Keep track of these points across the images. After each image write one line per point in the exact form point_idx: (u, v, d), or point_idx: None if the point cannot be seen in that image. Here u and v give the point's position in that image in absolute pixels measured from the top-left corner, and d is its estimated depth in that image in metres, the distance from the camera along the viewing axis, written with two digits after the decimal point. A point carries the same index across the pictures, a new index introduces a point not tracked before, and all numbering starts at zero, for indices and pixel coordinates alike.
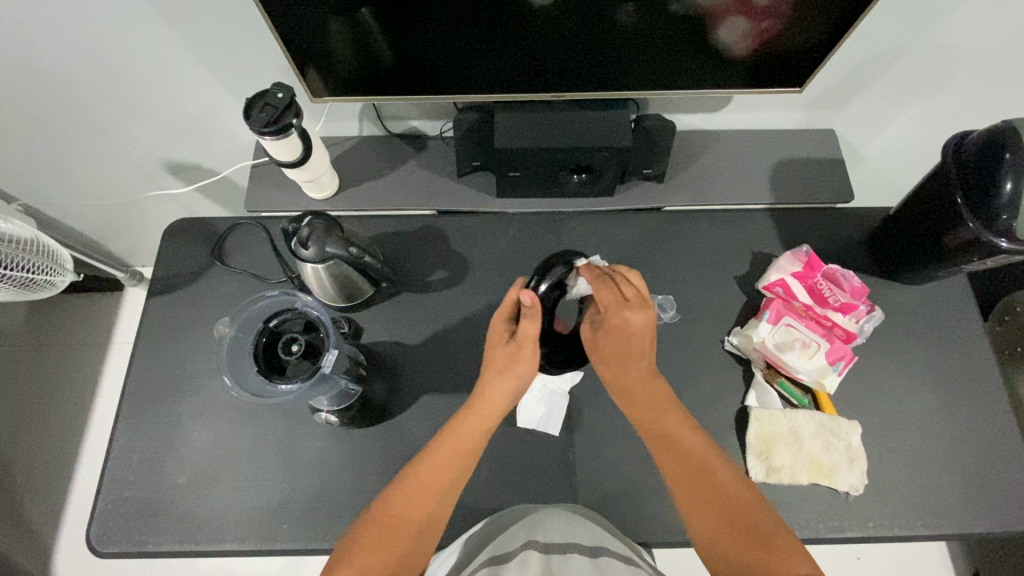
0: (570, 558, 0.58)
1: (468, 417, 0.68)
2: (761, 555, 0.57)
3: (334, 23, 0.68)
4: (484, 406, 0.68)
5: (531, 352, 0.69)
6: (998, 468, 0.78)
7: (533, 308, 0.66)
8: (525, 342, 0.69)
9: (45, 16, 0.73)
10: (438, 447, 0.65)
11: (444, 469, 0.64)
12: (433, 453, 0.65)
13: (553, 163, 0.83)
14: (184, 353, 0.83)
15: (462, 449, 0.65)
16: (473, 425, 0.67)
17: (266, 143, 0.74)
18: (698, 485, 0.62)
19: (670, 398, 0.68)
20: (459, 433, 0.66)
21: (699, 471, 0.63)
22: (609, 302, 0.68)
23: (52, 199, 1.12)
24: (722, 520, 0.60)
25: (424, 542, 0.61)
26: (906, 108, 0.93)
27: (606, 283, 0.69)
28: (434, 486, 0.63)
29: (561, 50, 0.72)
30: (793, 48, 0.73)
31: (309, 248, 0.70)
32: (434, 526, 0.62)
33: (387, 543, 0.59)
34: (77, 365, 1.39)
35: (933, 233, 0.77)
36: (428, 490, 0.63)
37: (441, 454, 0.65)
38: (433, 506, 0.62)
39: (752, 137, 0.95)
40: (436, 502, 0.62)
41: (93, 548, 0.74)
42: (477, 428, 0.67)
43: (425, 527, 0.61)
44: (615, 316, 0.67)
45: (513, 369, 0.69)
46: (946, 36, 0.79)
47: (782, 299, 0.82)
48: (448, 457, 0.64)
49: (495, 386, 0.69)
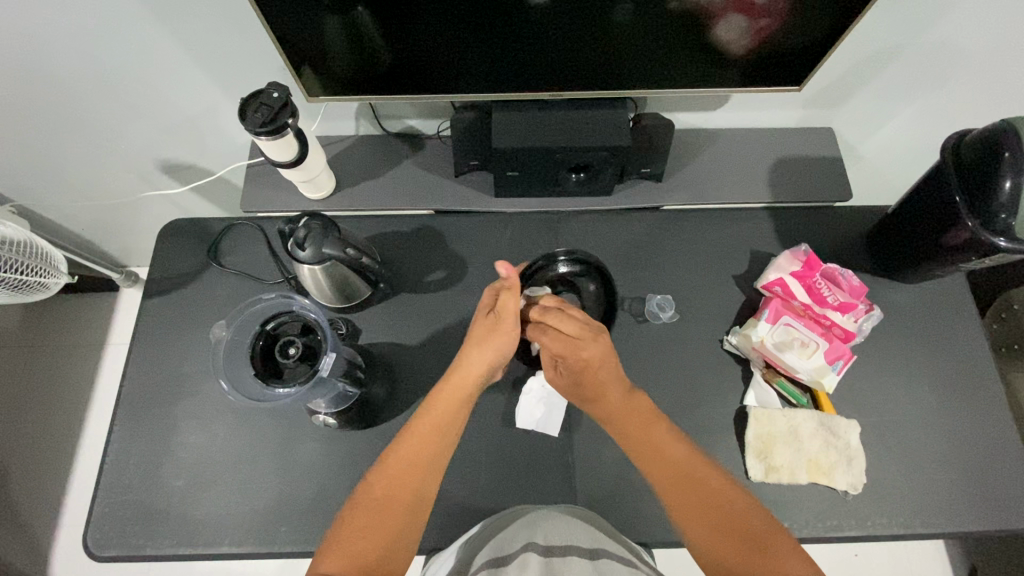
0: (571, 559, 0.57)
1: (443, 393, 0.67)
2: (749, 548, 0.56)
3: (330, 22, 0.67)
4: (460, 380, 0.68)
5: (507, 326, 0.70)
6: (996, 468, 0.78)
7: (511, 280, 0.71)
8: (505, 315, 0.70)
9: (40, 16, 0.73)
10: (414, 425, 0.64)
11: (425, 446, 0.63)
12: (410, 432, 0.64)
13: (551, 162, 0.83)
14: (180, 356, 0.83)
15: (439, 426, 0.64)
16: (449, 397, 0.67)
17: (261, 143, 0.74)
18: (691, 490, 0.61)
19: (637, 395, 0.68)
20: (437, 409, 0.65)
21: (674, 465, 0.62)
22: (560, 347, 0.68)
23: (46, 200, 1.11)
24: (706, 515, 0.59)
25: (409, 526, 0.59)
26: (904, 106, 0.92)
27: (548, 330, 0.69)
28: (414, 465, 0.62)
29: (559, 48, 0.72)
30: (792, 48, 0.73)
31: (305, 249, 0.70)
32: (420, 509, 0.61)
33: (374, 527, 0.58)
34: (73, 366, 1.39)
35: (932, 232, 0.77)
36: (411, 470, 0.61)
37: (419, 432, 0.64)
38: (416, 486, 0.61)
39: (750, 136, 0.95)
40: (418, 482, 0.61)
41: (90, 551, 0.73)
42: (453, 404, 0.66)
43: (410, 509, 0.60)
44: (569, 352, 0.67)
45: (489, 341, 0.70)
46: (945, 34, 0.79)
47: (781, 298, 0.82)
48: (424, 434, 0.64)
49: (473, 359, 0.69)
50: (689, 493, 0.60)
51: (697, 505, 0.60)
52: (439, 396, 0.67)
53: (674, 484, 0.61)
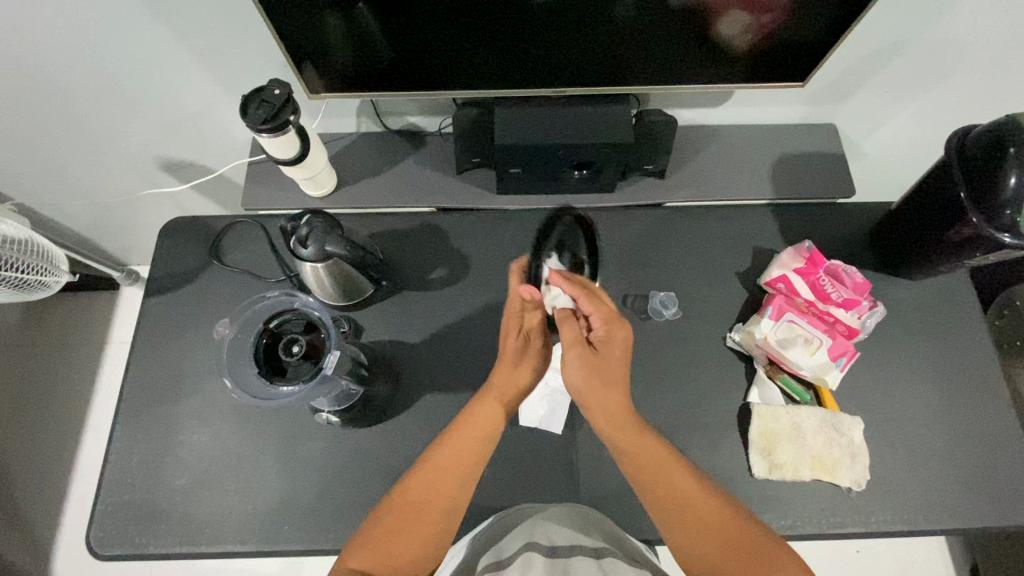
0: (577, 558, 0.57)
1: (487, 399, 0.67)
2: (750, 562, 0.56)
3: (331, 19, 0.67)
4: (500, 393, 0.68)
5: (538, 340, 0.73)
6: (998, 464, 0.78)
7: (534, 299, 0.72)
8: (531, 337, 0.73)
9: (41, 14, 0.72)
10: (458, 431, 0.64)
11: (467, 453, 0.63)
12: (452, 437, 0.64)
13: (554, 158, 0.82)
14: (182, 354, 0.83)
15: (482, 435, 0.65)
16: (489, 407, 0.66)
17: (263, 141, 0.73)
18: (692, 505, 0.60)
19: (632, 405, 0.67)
20: (478, 418, 0.65)
21: (681, 486, 0.61)
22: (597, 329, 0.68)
23: (46, 198, 1.11)
24: (713, 535, 0.59)
25: (445, 528, 0.60)
26: (907, 102, 0.92)
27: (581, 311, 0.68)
28: (455, 471, 0.62)
29: (561, 45, 0.72)
30: (796, 44, 0.73)
31: (308, 247, 0.69)
32: (455, 512, 0.62)
33: (409, 532, 0.58)
34: (73, 364, 1.38)
35: (937, 227, 0.77)
36: (451, 474, 0.62)
37: (464, 439, 0.64)
38: (454, 491, 0.62)
39: (752, 133, 0.95)
40: (458, 487, 0.62)
41: (92, 550, 0.73)
42: (495, 413, 0.66)
43: (448, 512, 0.61)
44: (605, 331, 0.67)
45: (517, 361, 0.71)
46: (948, 29, 0.78)
47: (785, 295, 0.81)
48: (467, 441, 0.64)
49: (506, 372, 0.69)
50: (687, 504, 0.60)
51: (701, 523, 0.59)
52: (480, 405, 0.67)
53: (678, 506, 0.60)
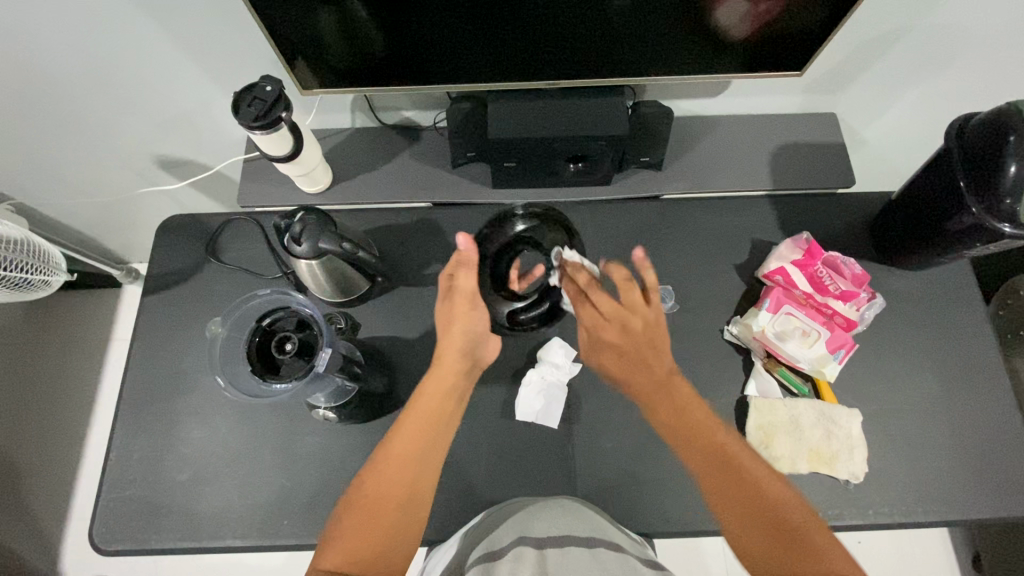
0: (567, 550, 0.57)
1: (437, 376, 0.67)
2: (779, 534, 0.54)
3: (323, 14, 0.67)
4: (444, 370, 0.67)
5: (466, 306, 0.69)
6: (997, 455, 0.77)
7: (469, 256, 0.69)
8: (458, 292, 0.69)
9: (36, 15, 0.72)
10: (409, 416, 0.64)
11: (418, 436, 0.63)
12: (406, 424, 0.64)
13: (549, 152, 0.82)
14: (180, 351, 0.83)
15: (433, 416, 0.64)
16: (433, 388, 0.66)
17: (256, 137, 0.73)
18: (730, 482, 0.57)
19: (670, 370, 0.64)
20: (434, 397, 0.65)
21: (716, 449, 0.59)
22: (592, 321, 0.69)
23: (46, 197, 1.11)
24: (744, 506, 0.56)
25: (409, 520, 0.60)
26: (908, 89, 0.90)
27: (585, 301, 0.70)
28: (411, 456, 0.62)
29: (556, 36, 0.71)
30: (793, 32, 0.72)
31: (301, 244, 0.70)
32: (419, 500, 0.61)
33: (373, 522, 0.58)
34: (76, 361, 1.40)
35: (936, 217, 0.76)
36: (405, 462, 0.61)
37: (415, 420, 0.64)
38: (413, 479, 0.61)
39: (750, 124, 0.93)
40: (416, 473, 0.61)
41: (95, 546, 0.74)
42: (445, 393, 0.66)
43: (408, 502, 0.60)
44: (596, 322, 0.68)
45: (455, 325, 0.68)
46: (950, 14, 0.77)
47: (783, 287, 0.81)
48: (419, 424, 0.63)
49: (449, 347, 0.68)
50: (728, 473, 0.58)
51: (732, 492, 0.56)
52: (428, 385, 0.66)
53: (711, 472, 0.58)
